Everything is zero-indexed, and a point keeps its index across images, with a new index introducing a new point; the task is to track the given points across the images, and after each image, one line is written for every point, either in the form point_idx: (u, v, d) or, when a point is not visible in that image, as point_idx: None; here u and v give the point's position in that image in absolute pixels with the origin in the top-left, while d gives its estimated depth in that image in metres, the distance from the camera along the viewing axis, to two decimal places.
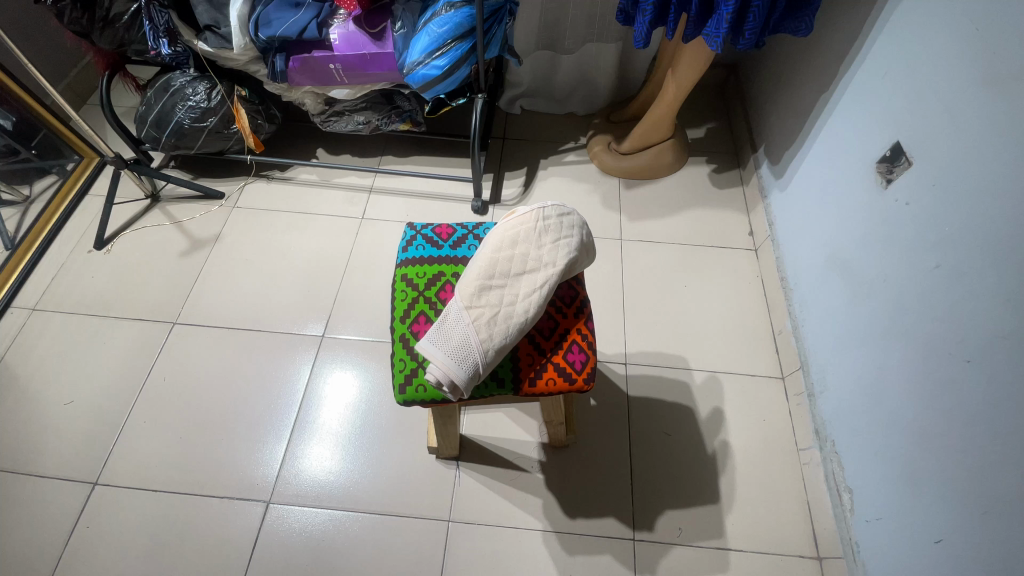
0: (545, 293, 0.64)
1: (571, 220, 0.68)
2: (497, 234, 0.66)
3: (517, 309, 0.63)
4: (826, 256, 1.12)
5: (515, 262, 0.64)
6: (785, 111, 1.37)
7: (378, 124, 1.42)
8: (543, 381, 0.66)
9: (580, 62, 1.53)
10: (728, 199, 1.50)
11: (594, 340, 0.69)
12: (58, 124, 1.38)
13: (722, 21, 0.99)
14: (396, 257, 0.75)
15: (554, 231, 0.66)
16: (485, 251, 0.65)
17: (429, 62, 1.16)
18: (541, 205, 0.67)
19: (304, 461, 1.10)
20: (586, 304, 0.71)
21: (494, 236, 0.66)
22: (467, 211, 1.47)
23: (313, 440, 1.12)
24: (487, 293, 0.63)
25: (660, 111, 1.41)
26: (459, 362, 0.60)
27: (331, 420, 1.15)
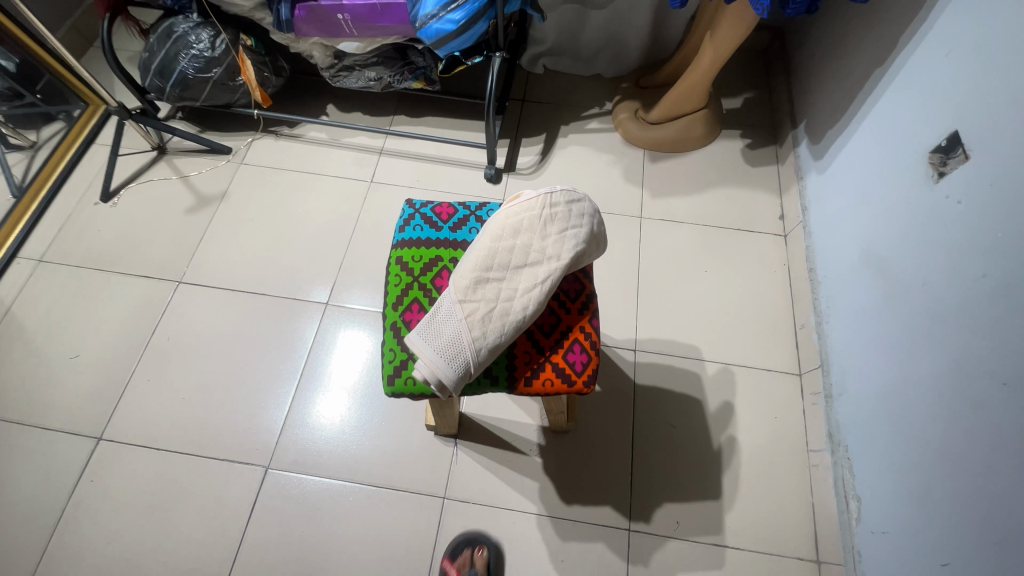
0: (547, 288, 0.59)
1: (581, 208, 0.62)
2: (496, 220, 0.61)
3: (515, 305, 0.58)
4: (861, 252, 1.03)
5: (516, 252, 0.59)
6: (833, 83, 1.24)
7: (390, 81, 1.33)
8: (539, 381, 0.61)
9: (611, 19, 1.40)
10: (760, 178, 1.40)
11: (598, 340, 0.64)
12: (43, 53, 1.30)
13: None
14: (392, 238, 0.70)
15: (561, 221, 0.60)
16: (485, 239, 0.60)
17: (444, 16, 1.07)
18: (549, 190, 0.61)
19: (308, 418, 1.11)
20: (592, 299, 0.66)
21: (492, 223, 0.61)
22: (480, 179, 1.41)
23: (319, 397, 1.13)
24: (483, 288, 0.58)
25: (693, 79, 1.30)
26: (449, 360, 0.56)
27: (347, 381, 1.15)
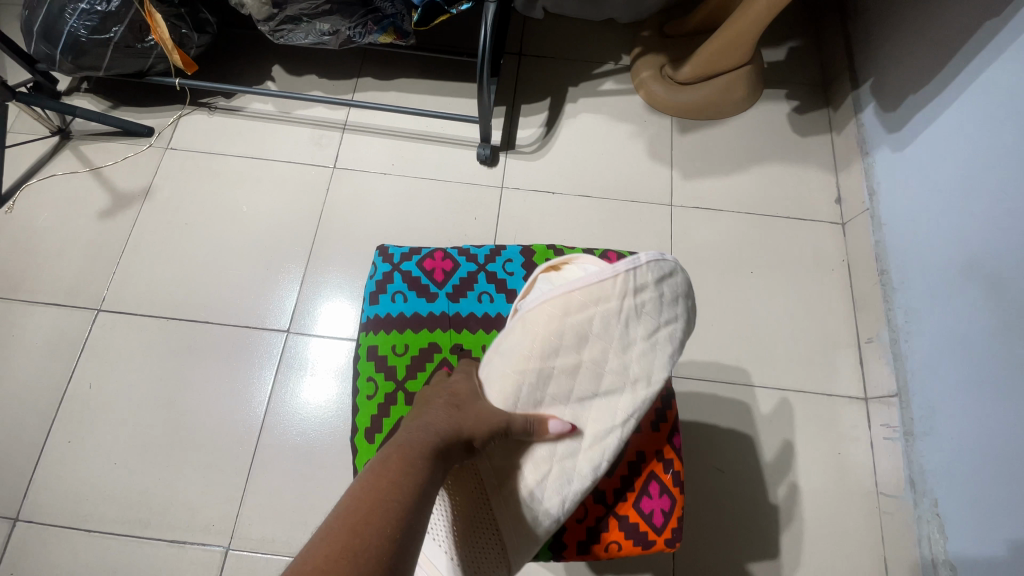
0: (629, 433, 0.57)
1: (666, 297, 0.57)
2: (557, 312, 0.56)
3: (584, 457, 0.57)
4: (960, 262, 0.82)
5: (596, 375, 0.58)
6: (918, 28, 0.97)
7: (349, 35, 1.03)
8: (619, 539, 0.59)
9: None
10: (811, 150, 1.16)
11: (673, 482, 0.61)
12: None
13: None
14: (378, 316, 0.67)
15: (642, 316, 0.57)
16: (561, 356, 0.57)
17: None
18: (630, 286, 0.56)
19: (285, 420, 0.93)
20: (668, 427, 0.63)
21: (551, 312, 0.56)
22: (471, 160, 1.14)
23: (296, 396, 0.95)
24: (546, 428, 0.56)
25: (736, 31, 1.03)
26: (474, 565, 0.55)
27: (320, 397, 0.95)
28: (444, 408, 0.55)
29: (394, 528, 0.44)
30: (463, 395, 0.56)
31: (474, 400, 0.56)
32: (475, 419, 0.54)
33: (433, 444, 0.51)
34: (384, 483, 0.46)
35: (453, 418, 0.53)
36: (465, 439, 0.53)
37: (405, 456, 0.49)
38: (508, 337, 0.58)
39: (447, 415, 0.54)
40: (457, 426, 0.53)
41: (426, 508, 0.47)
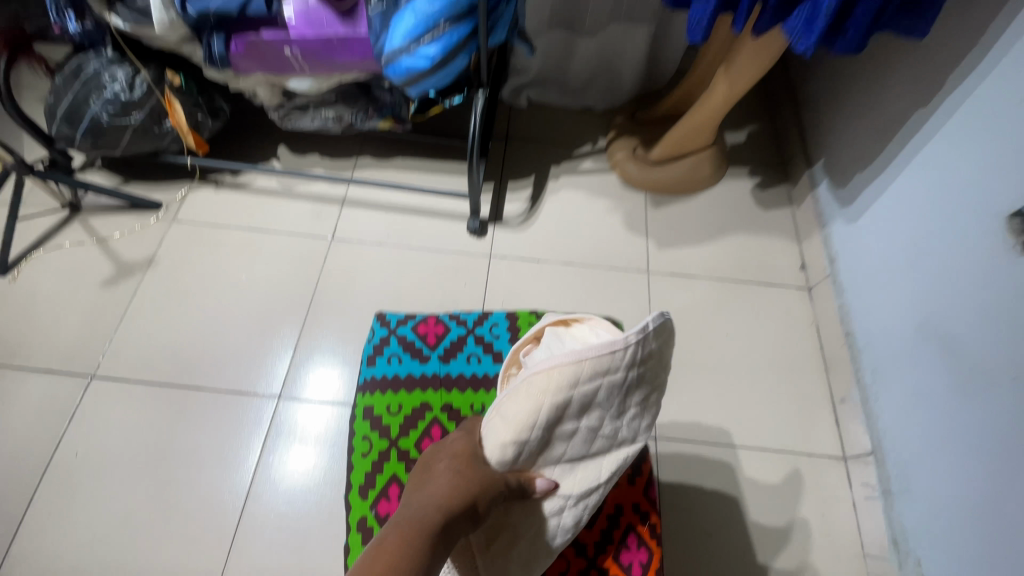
0: (610, 490, 0.64)
1: (659, 362, 0.61)
2: (566, 382, 0.57)
3: (569, 513, 0.64)
4: (915, 325, 0.89)
5: (590, 437, 0.62)
6: (856, 119, 1.11)
7: (352, 121, 1.13)
8: None
9: (602, 46, 1.26)
10: (775, 222, 1.26)
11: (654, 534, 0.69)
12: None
13: (818, 17, 0.75)
14: (373, 377, 0.71)
15: (641, 377, 0.60)
16: (562, 421, 0.60)
17: (415, 50, 0.89)
18: (635, 355, 0.58)
19: (271, 494, 0.92)
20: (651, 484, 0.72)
21: (559, 384, 0.57)
22: (462, 232, 1.21)
23: (282, 468, 0.95)
24: (533, 488, 0.62)
25: (698, 119, 1.16)
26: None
27: (306, 468, 0.95)
28: (447, 473, 0.58)
29: None
30: (464, 458, 0.60)
31: (477, 467, 0.59)
32: (477, 485, 0.57)
33: (438, 517, 0.53)
34: (390, 553, 0.48)
35: (456, 487, 0.56)
36: (468, 507, 0.55)
37: (411, 527, 0.51)
38: (513, 401, 0.59)
39: (451, 482, 0.56)
40: (461, 492, 0.56)
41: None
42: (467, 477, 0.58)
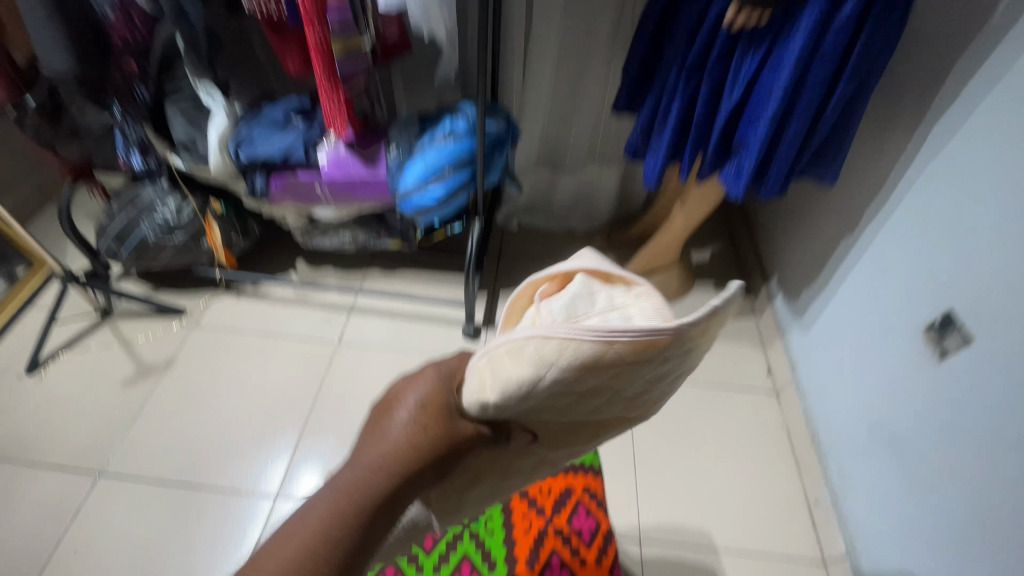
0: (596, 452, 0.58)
1: (695, 351, 0.44)
2: (586, 364, 0.37)
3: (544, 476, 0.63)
4: (870, 427, 0.97)
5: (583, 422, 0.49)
6: (797, 243, 1.30)
7: (365, 241, 1.31)
8: None
9: (580, 180, 1.49)
10: (741, 330, 1.39)
11: None
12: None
13: (743, 169, 0.92)
14: None
15: (668, 366, 0.42)
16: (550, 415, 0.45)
17: (425, 188, 1.08)
18: (669, 349, 0.40)
19: None
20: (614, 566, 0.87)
21: (579, 360, 0.36)
22: (458, 337, 1.33)
23: None
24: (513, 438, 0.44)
25: (663, 242, 1.35)
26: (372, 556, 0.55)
27: None
28: (406, 425, 0.41)
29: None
30: (431, 415, 0.42)
31: (424, 440, 0.40)
32: (443, 448, 0.41)
33: (392, 480, 0.40)
34: (323, 522, 0.37)
35: (415, 448, 0.40)
36: (430, 467, 0.41)
37: (356, 487, 0.39)
38: (503, 363, 0.38)
39: (408, 443, 0.40)
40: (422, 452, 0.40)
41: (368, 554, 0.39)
42: (430, 435, 0.41)
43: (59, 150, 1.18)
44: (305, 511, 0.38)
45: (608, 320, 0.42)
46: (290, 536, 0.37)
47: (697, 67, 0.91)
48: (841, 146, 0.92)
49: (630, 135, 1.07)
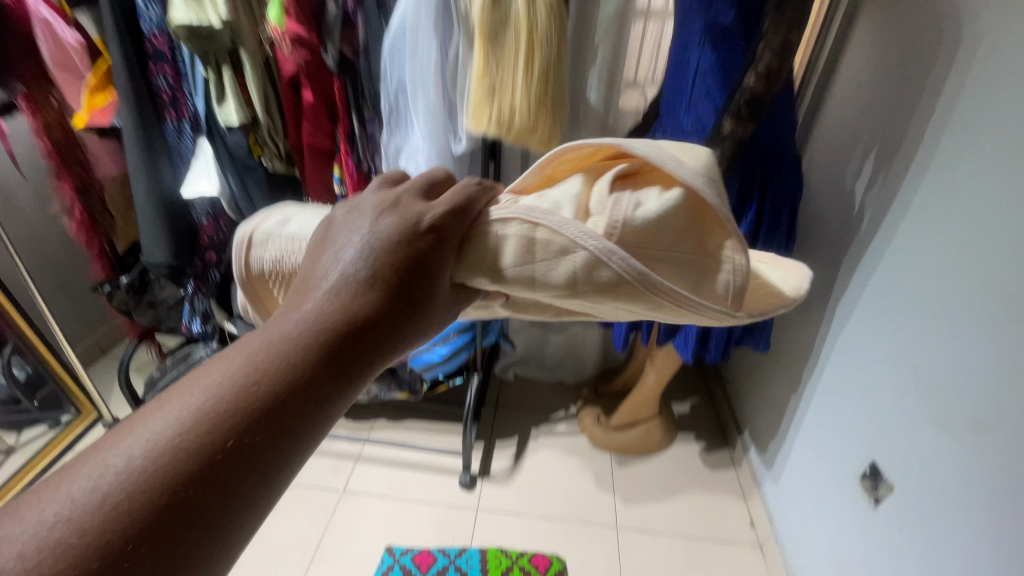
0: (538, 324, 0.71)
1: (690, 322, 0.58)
2: (625, 301, 0.51)
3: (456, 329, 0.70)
4: (835, 572, 1.08)
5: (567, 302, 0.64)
6: (760, 398, 1.48)
7: (377, 393, 1.51)
8: None
9: (568, 340, 1.73)
10: (722, 482, 1.49)
11: None
12: (10, 305, 1.33)
13: (688, 338, 1.22)
14: None
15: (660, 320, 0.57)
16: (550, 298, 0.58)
17: (433, 348, 1.34)
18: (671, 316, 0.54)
19: None
20: None
21: (625, 296, 0.50)
22: (455, 486, 1.43)
23: None
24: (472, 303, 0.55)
25: (640, 397, 1.51)
26: (262, 224, 0.61)
27: None
28: (358, 289, 0.44)
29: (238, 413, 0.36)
30: (377, 280, 0.44)
31: (393, 276, 0.45)
32: (386, 314, 0.43)
33: (327, 341, 0.40)
34: (247, 366, 0.38)
35: (354, 310, 0.42)
36: (371, 330, 0.42)
37: (288, 339, 0.40)
38: (561, 257, 0.51)
39: (349, 305, 0.43)
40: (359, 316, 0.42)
41: (292, 417, 0.38)
42: (373, 301, 0.43)
43: (136, 313, 1.49)
44: (221, 360, 0.39)
45: (650, 259, 0.52)
46: (235, 388, 0.37)
47: None
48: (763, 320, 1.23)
49: None
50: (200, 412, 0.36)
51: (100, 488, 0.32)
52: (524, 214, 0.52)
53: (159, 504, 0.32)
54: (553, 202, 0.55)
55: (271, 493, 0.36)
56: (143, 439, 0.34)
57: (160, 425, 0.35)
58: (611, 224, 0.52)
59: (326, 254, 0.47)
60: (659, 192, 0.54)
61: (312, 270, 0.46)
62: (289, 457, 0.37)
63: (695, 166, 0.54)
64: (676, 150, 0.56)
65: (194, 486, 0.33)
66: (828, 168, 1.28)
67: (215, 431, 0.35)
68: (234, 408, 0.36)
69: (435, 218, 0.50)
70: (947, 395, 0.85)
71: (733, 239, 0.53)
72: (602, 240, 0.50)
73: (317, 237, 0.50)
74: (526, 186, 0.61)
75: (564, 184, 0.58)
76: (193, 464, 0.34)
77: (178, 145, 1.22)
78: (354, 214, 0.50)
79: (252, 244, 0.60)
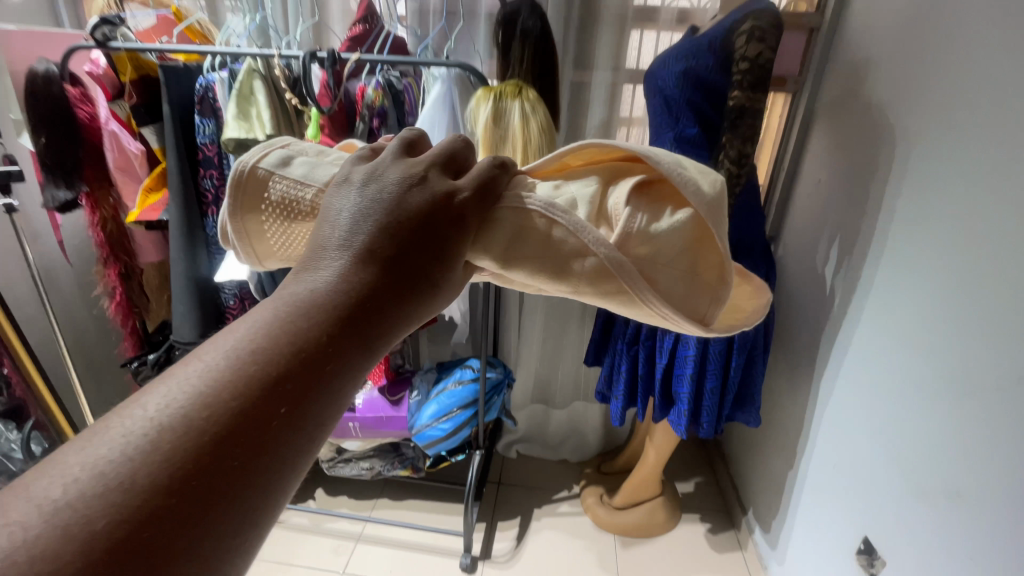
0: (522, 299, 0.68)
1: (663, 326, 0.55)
2: (618, 304, 0.51)
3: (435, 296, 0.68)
4: None
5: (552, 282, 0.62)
6: (762, 477, 1.50)
7: (380, 469, 1.55)
8: None
9: (570, 417, 1.77)
10: (729, 566, 1.47)
11: None
12: (38, 378, 1.44)
13: (682, 414, 1.27)
14: None
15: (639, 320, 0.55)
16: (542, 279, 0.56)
17: (436, 424, 1.39)
18: (648, 317, 0.52)
19: None
20: None
21: (621, 302, 0.51)
22: (457, 569, 1.42)
23: None
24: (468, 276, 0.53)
25: (641, 475, 1.53)
26: (262, 161, 0.57)
27: None
28: (369, 260, 0.42)
29: (255, 384, 0.36)
30: (389, 251, 0.43)
31: (413, 254, 0.43)
32: (401, 284, 0.42)
33: (343, 310, 0.40)
34: (260, 340, 0.38)
35: (368, 280, 0.42)
36: (385, 301, 0.41)
37: (302, 310, 0.39)
38: (575, 257, 0.50)
39: (363, 275, 0.42)
40: (373, 287, 0.41)
41: (309, 384, 0.37)
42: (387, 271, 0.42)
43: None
44: (236, 335, 0.38)
45: (647, 259, 0.49)
46: (251, 359, 0.37)
47: (633, 340, 1.34)
48: (751, 397, 1.30)
49: (598, 384, 1.49)
50: (218, 381, 0.35)
51: (121, 453, 0.32)
52: (543, 207, 0.50)
53: (176, 473, 0.32)
54: (570, 197, 0.53)
55: (293, 456, 0.36)
56: (164, 405, 0.34)
57: (179, 391, 0.35)
58: (624, 231, 0.49)
59: (342, 220, 0.45)
60: (669, 211, 0.51)
61: (325, 235, 0.44)
62: (305, 434, 0.37)
63: (711, 193, 0.49)
64: (697, 170, 0.51)
65: (214, 452, 0.33)
66: (801, 254, 1.41)
67: (235, 400, 0.35)
68: (250, 380, 0.36)
69: (458, 195, 0.47)
70: (924, 468, 0.94)
71: (730, 272, 0.49)
72: (613, 248, 0.48)
73: (329, 199, 0.47)
74: (541, 169, 0.59)
75: (580, 179, 0.56)
76: (210, 433, 0.33)
77: (214, 235, 1.36)
78: (373, 179, 0.47)
79: (250, 179, 0.57)
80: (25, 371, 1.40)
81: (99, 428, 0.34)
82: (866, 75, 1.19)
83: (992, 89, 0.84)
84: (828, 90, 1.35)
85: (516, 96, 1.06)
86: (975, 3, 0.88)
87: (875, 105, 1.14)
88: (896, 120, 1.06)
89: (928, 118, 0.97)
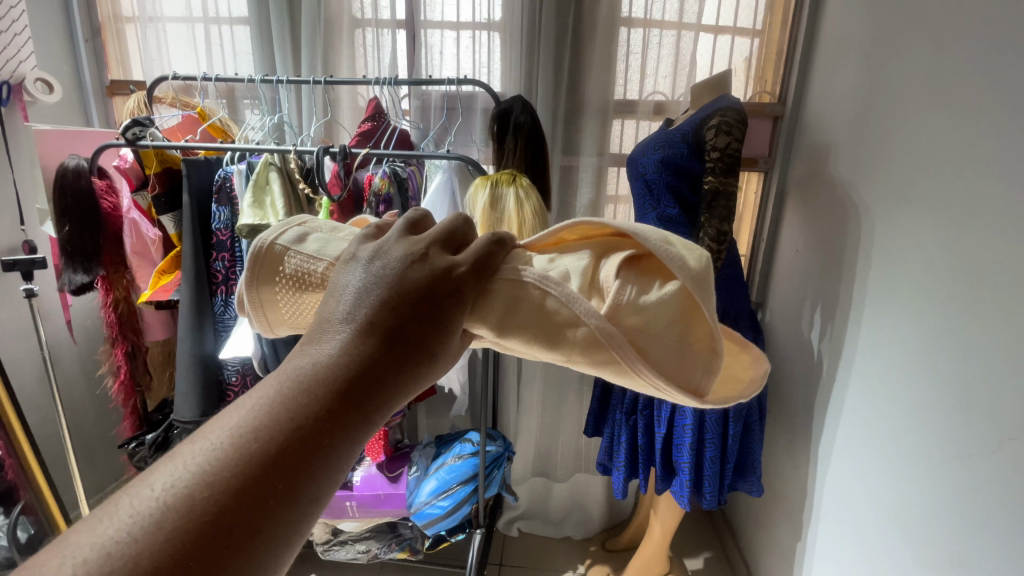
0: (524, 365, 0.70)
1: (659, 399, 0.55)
2: (611, 372, 0.52)
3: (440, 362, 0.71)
4: None
5: None
6: (773, 551, 1.46)
7: (377, 551, 1.50)
8: None
9: (573, 490, 1.74)
10: None
11: None
12: (35, 462, 1.40)
13: (683, 484, 1.27)
14: None
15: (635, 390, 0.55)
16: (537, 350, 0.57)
17: (435, 502, 1.37)
18: (643, 388, 0.53)
19: None
20: None
21: (614, 371, 0.52)
22: None
23: None
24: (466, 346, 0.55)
25: (647, 552, 1.49)
26: (280, 238, 0.63)
27: None
28: (369, 334, 0.44)
29: (256, 462, 0.37)
30: (389, 325, 0.45)
31: (412, 327, 0.45)
32: (399, 358, 0.44)
33: (342, 387, 0.42)
34: (262, 419, 0.39)
35: (368, 354, 0.43)
36: (384, 375, 0.43)
37: (303, 387, 0.41)
38: (567, 326, 0.51)
39: (363, 350, 0.44)
40: (372, 360, 0.43)
41: (309, 461, 0.38)
42: (387, 344, 0.44)
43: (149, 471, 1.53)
44: (239, 413, 0.40)
45: (638, 330, 0.50)
46: (253, 435, 0.38)
47: (631, 409, 1.35)
48: (751, 466, 1.30)
49: (599, 455, 1.49)
50: (220, 458, 0.37)
51: (128, 533, 0.33)
52: (536, 278, 0.52)
53: (176, 553, 0.33)
54: (563, 269, 0.55)
55: (292, 531, 0.37)
56: (169, 485, 0.36)
57: (185, 470, 0.36)
58: (612, 303, 0.50)
59: (348, 296, 0.47)
60: (658, 284, 0.52)
61: (332, 310, 0.47)
62: (302, 510, 0.38)
63: (697, 268, 0.50)
64: (684, 246, 0.52)
65: (218, 531, 0.34)
66: (786, 320, 1.47)
67: (237, 478, 0.36)
68: (251, 458, 0.37)
69: (457, 269, 0.50)
70: (932, 536, 0.93)
71: (720, 341, 0.49)
72: (604, 319, 0.50)
73: (339, 276, 0.50)
74: (537, 242, 0.61)
75: (574, 253, 0.58)
76: (209, 514, 0.35)
77: (224, 316, 1.41)
78: (379, 256, 0.50)
79: (269, 253, 0.63)
80: (22, 458, 1.38)
81: (109, 507, 0.36)
82: (828, 157, 1.31)
83: (936, 175, 0.94)
84: (795, 170, 1.47)
85: (510, 183, 1.16)
86: (911, 103, 1.01)
87: (839, 184, 1.25)
88: (858, 198, 1.16)
89: (886, 197, 1.07)
